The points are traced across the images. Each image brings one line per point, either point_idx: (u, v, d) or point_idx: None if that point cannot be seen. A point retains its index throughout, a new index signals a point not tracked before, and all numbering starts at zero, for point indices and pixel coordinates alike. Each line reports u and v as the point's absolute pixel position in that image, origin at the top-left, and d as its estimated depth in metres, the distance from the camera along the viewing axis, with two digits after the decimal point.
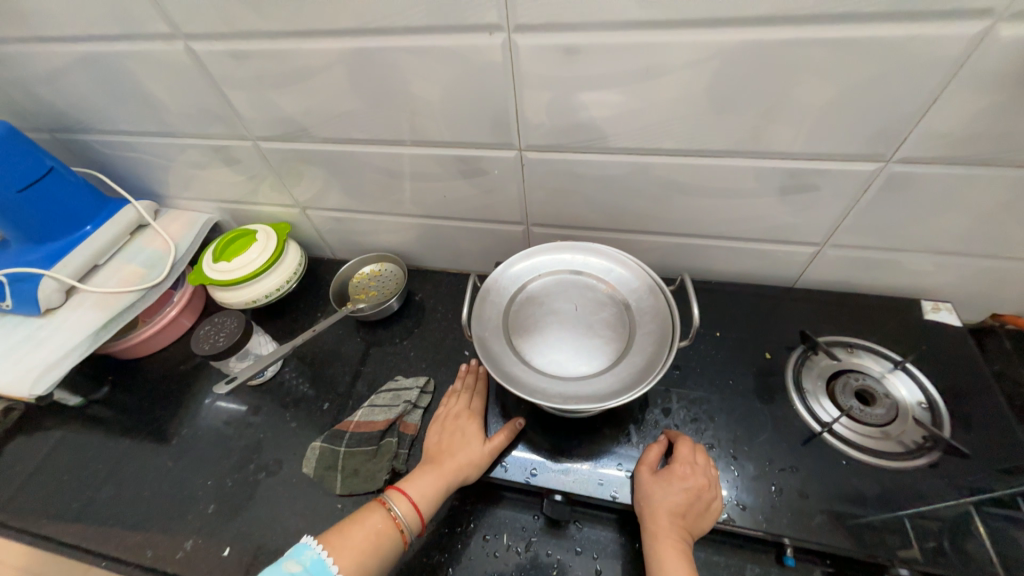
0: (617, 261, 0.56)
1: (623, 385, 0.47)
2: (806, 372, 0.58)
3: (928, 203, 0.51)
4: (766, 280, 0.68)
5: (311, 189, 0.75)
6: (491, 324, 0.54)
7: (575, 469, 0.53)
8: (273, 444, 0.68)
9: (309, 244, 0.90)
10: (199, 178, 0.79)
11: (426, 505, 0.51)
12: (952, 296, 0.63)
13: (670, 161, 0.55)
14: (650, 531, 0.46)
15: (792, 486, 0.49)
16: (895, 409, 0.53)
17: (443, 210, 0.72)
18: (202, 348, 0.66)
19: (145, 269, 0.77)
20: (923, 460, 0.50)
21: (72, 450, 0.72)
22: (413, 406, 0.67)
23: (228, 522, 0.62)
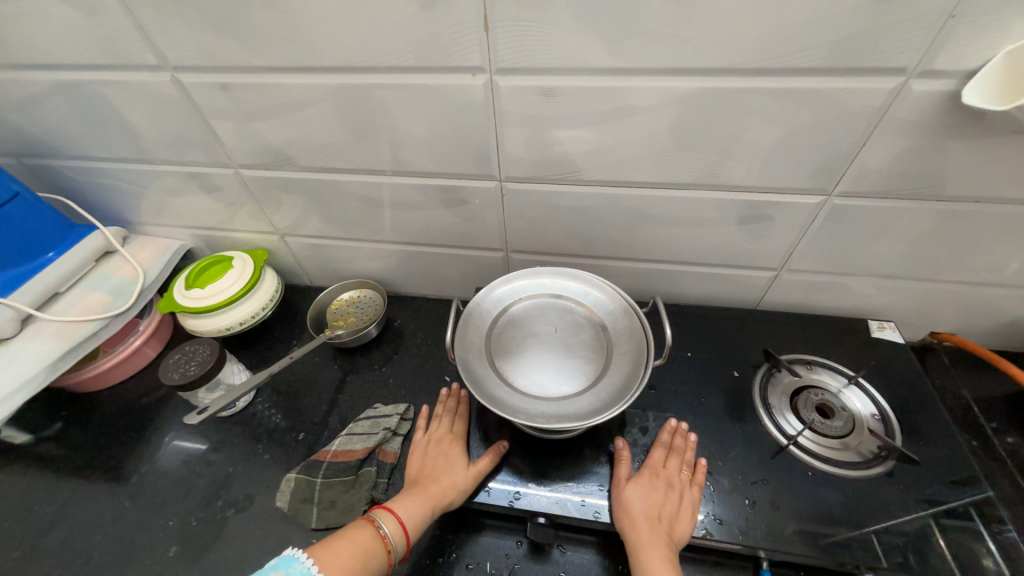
0: (593, 285, 0.59)
1: (602, 404, 0.49)
2: (771, 388, 0.61)
3: (866, 232, 0.58)
4: (731, 303, 0.72)
5: (291, 217, 0.76)
6: (473, 347, 0.55)
7: (558, 491, 0.54)
8: (243, 478, 0.66)
9: (286, 271, 0.89)
10: (175, 205, 0.78)
11: (415, 522, 0.50)
12: (894, 316, 0.69)
13: (639, 192, 0.59)
14: (633, 542, 0.47)
15: (764, 498, 0.52)
16: (852, 421, 0.57)
17: (424, 237, 0.74)
18: (171, 377, 0.63)
19: (111, 296, 0.74)
20: (880, 468, 0.53)
21: (14, 493, 0.66)
22: (393, 434, 0.66)
23: (193, 564, 0.58)
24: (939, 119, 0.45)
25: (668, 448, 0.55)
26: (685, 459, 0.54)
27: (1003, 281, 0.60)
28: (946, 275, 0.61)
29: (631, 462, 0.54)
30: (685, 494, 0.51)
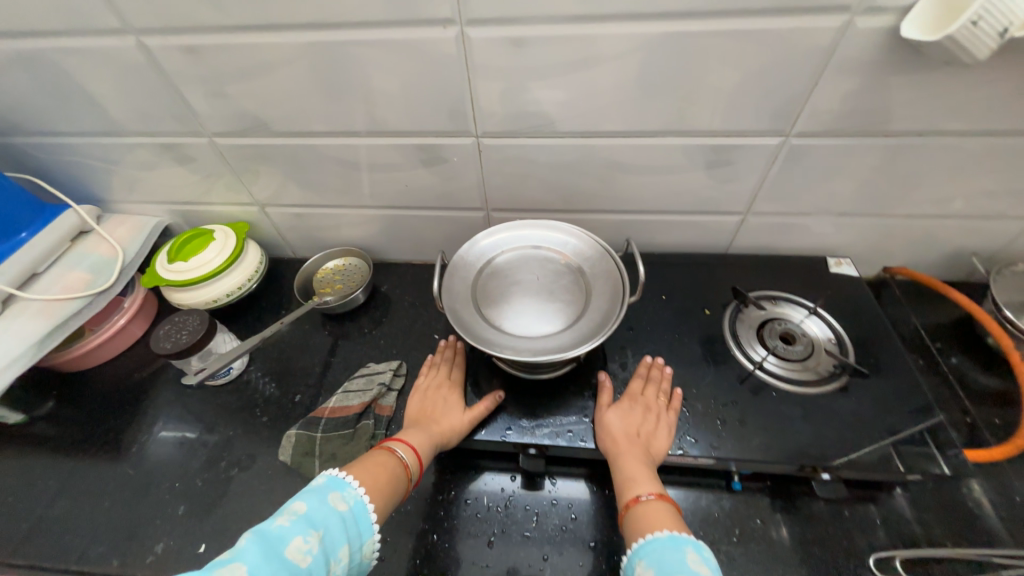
0: (571, 234, 0.62)
1: (582, 339, 0.52)
2: (739, 323, 0.66)
3: (822, 171, 0.62)
4: (702, 250, 0.76)
5: (270, 186, 0.76)
6: (459, 297, 0.58)
7: (546, 425, 0.58)
8: (244, 440, 0.68)
9: (268, 244, 0.89)
10: (149, 179, 0.77)
11: (427, 451, 0.54)
12: (850, 253, 0.74)
13: (611, 142, 0.61)
14: (614, 454, 0.52)
15: (733, 417, 0.56)
16: (811, 346, 0.62)
17: (405, 199, 0.75)
18: (164, 346, 0.64)
19: (92, 275, 0.74)
20: (836, 384, 0.58)
21: (13, 469, 0.67)
22: (387, 389, 0.69)
23: (202, 519, 0.61)
24: (882, 55, 0.48)
25: (645, 378, 0.59)
26: (661, 387, 0.58)
27: (946, 213, 0.65)
28: (895, 210, 0.66)
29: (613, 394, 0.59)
30: (662, 415, 0.55)
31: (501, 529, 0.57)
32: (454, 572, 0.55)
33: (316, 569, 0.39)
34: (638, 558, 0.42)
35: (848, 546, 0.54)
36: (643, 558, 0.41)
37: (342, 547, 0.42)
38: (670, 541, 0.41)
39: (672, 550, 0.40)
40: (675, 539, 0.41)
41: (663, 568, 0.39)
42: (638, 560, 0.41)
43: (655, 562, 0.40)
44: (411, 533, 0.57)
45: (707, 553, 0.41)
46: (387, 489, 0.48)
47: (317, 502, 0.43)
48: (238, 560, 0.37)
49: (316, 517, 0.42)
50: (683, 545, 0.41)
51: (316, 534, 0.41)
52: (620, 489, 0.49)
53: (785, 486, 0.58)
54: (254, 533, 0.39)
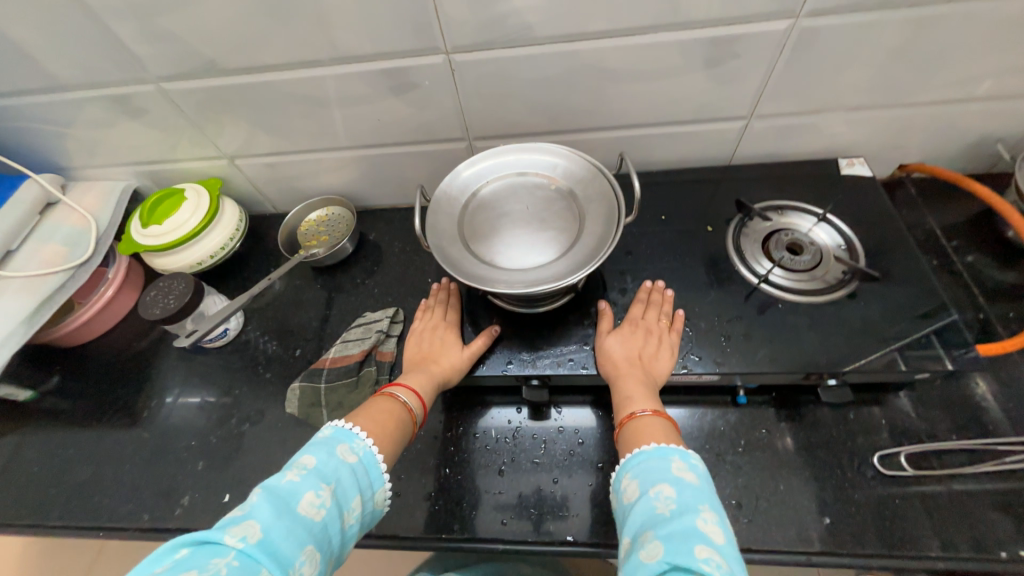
0: (560, 156, 0.57)
1: (576, 267, 0.50)
2: (743, 237, 0.63)
3: (836, 57, 0.55)
4: (703, 164, 0.71)
5: (235, 135, 0.70)
6: (446, 234, 0.54)
7: (546, 356, 0.57)
8: (251, 397, 0.69)
9: (246, 200, 0.85)
10: (104, 139, 0.72)
11: (428, 392, 0.54)
12: (864, 152, 0.69)
13: (598, 45, 0.55)
14: (614, 377, 0.51)
15: (738, 332, 0.55)
16: (819, 255, 0.59)
17: (381, 136, 0.69)
18: (152, 313, 0.63)
19: (68, 247, 0.71)
20: (844, 290, 0.55)
21: (34, 442, 0.69)
22: (386, 336, 0.68)
23: (222, 472, 0.63)
24: None
25: (646, 301, 0.58)
26: (663, 310, 0.57)
27: (972, 95, 0.59)
28: (916, 97, 0.60)
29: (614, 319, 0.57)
30: (664, 337, 0.54)
31: (510, 458, 0.59)
32: (468, 500, 0.56)
33: (331, 522, 0.39)
34: (626, 470, 0.43)
35: (853, 447, 0.55)
36: (629, 470, 0.42)
37: (355, 498, 0.41)
38: (658, 452, 0.42)
39: (658, 460, 0.41)
40: (662, 450, 0.42)
41: (647, 478, 0.40)
42: (625, 473, 0.42)
43: (640, 473, 0.41)
44: (424, 469, 0.59)
45: (694, 461, 0.41)
46: (393, 435, 0.48)
47: (326, 455, 0.42)
48: (249, 518, 0.36)
49: (327, 471, 0.41)
50: (670, 455, 0.41)
51: (327, 488, 0.40)
52: (618, 408, 0.49)
53: (791, 396, 0.58)
54: (264, 490, 0.38)
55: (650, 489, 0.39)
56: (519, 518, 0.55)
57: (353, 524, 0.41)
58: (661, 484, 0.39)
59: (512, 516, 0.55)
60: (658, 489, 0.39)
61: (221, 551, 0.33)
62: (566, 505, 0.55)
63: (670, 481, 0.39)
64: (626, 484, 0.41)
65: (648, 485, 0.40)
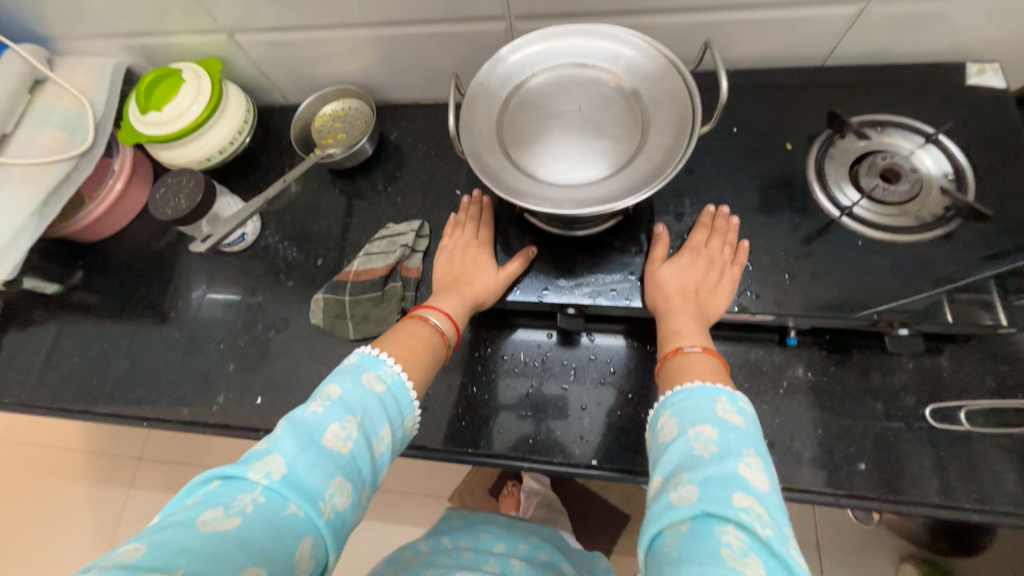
0: (624, 42, 0.47)
1: (632, 188, 0.43)
2: (828, 159, 0.53)
3: None
4: (791, 63, 0.59)
5: (231, 1, 0.59)
6: (483, 138, 0.47)
7: (587, 283, 0.52)
8: (274, 304, 0.67)
9: (251, 87, 0.75)
10: (82, 1, 0.61)
11: (461, 316, 0.51)
12: (1001, 55, 0.55)
13: None
14: (663, 310, 0.47)
15: (806, 270, 0.49)
16: (920, 185, 0.50)
17: (403, 9, 0.57)
18: (165, 213, 0.58)
19: (65, 133, 0.65)
20: (941, 230, 0.48)
21: (68, 334, 0.70)
22: (412, 251, 0.63)
23: (253, 375, 0.64)
24: None
25: (709, 229, 0.51)
26: (727, 239, 0.50)
27: None
28: None
29: (669, 247, 0.51)
30: (725, 271, 0.48)
31: (538, 382, 0.57)
32: (494, 419, 0.57)
33: (359, 453, 0.37)
34: (665, 408, 0.38)
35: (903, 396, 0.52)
36: (668, 408, 0.37)
37: (384, 427, 0.40)
38: (702, 391, 0.37)
39: (702, 400, 0.36)
40: (707, 390, 0.37)
41: (688, 417, 0.36)
42: (663, 411, 0.38)
43: (680, 412, 0.36)
44: (450, 386, 0.59)
45: (743, 403, 0.36)
46: (424, 362, 0.46)
47: (351, 385, 0.40)
48: (273, 452, 0.35)
49: (352, 401, 0.39)
50: (716, 395, 0.36)
51: (353, 419, 0.38)
52: (663, 343, 0.45)
53: (844, 340, 0.54)
54: (288, 423, 0.37)
55: (690, 430, 0.35)
56: (544, 439, 0.55)
57: (385, 452, 0.40)
58: (703, 425, 0.34)
59: (538, 437, 0.55)
60: (699, 430, 0.34)
61: (247, 487, 0.33)
62: (592, 431, 0.55)
63: (714, 423, 0.34)
64: (663, 422, 0.37)
65: (689, 425, 0.35)
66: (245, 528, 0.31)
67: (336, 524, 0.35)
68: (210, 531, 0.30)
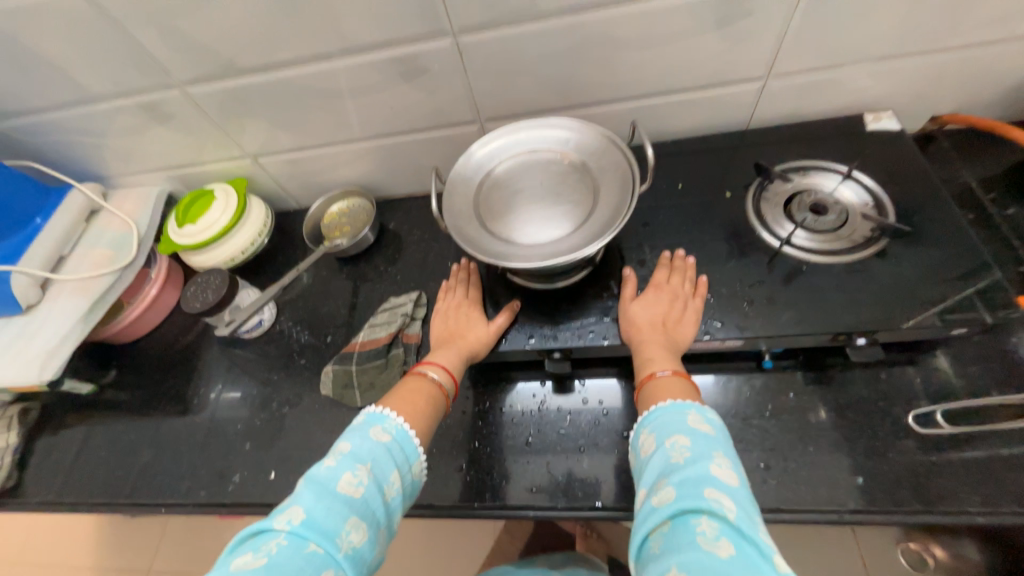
0: (570, 129, 0.58)
1: (590, 240, 0.50)
2: (763, 201, 0.61)
3: (855, 5, 0.53)
4: (720, 130, 0.70)
5: (258, 134, 0.73)
6: (463, 214, 0.56)
7: (567, 328, 0.58)
8: (288, 382, 0.72)
9: (270, 197, 0.88)
10: (137, 146, 0.76)
11: (458, 367, 0.56)
12: (891, 104, 0.66)
13: (605, 12, 0.54)
14: (635, 341, 0.52)
15: (761, 296, 0.54)
16: (845, 214, 0.57)
17: (395, 124, 0.71)
18: (195, 306, 0.67)
19: (113, 250, 0.75)
20: (873, 249, 0.54)
21: (96, 431, 0.75)
22: (411, 319, 0.70)
23: (267, 452, 0.67)
24: None
25: (669, 268, 0.57)
26: (687, 275, 0.56)
27: (1013, 33, 0.56)
28: (946, 41, 0.57)
29: (637, 287, 0.58)
30: (688, 302, 0.54)
31: (536, 429, 0.60)
32: (497, 470, 0.59)
33: (372, 496, 0.41)
34: (644, 426, 0.43)
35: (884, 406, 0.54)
36: (647, 426, 0.43)
37: (393, 473, 0.44)
38: (674, 407, 0.42)
39: (674, 415, 0.41)
40: (679, 406, 0.42)
41: (663, 431, 0.41)
42: (643, 429, 0.43)
43: (657, 427, 0.41)
44: (453, 442, 0.61)
45: (710, 416, 0.41)
46: (426, 411, 0.50)
47: (360, 439, 0.44)
48: (294, 504, 0.39)
49: (362, 452, 0.43)
50: (686, 410, 0.42)
51: (364, 467, 0.42)
52: (638, 370, 0.50)
53: (819, 359, 0.57)
54: (307, 479, 0.41)
55: (666, 441, 0.40)
56: (548, 487, 0.56)
57: (396, 496, 0.43)
58: (677, 435, 0.39)
59: (540, 484, 0.57)
60: (673, 440, 0.39)
61: (273, 535, 0.37)
62: (593, 472, 0.56)
63: (686, 432, 0.39)
64: (643, 439, 0.42)
65: (665, 438, 0.40)
66: (271, 567, 0.34)
67: (354, 560, 0.38)
68: (241, 572, 0.34)
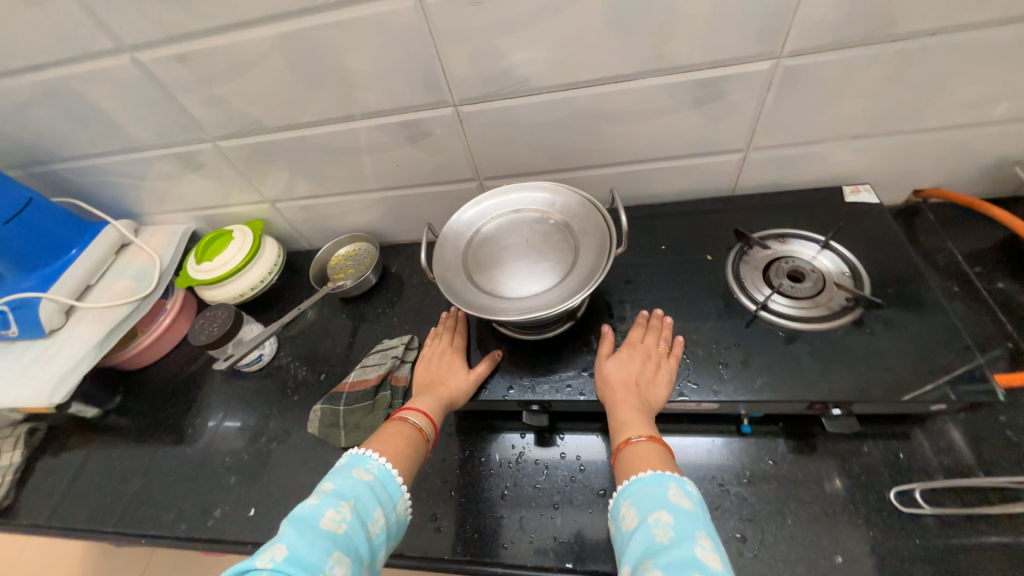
0: (556, 192, 0.62)
1: (568, 295, 0.53)
2: (744, 265, 0.64)
3: (824, 91, 0.57)
4: (705, 195, 0.74)
5: (277, 183, 0.80)
6: (451, 266, 0.59)
7: (545, 381, 0.59)
8: (280, 417, 0.75)
9: (285, 238, 0.95)
10: (169, 189, 0.83)
11: (438, 413, 0.57)
12: (870, 178, 0.69)
13: (591, 91, 0.59)
14: (611, 402, 0.53)
15: (736, 359, 0.55)
16: (821, 281, 0.60)
17: (401, 179, 0.77)
18: (200, 339, 0.71)
19: (136, 282, 0.81)
20: (849, 317, 0.56)
21: (95, 454, 0.77)
22: (401, 361, 0.72)
23: (250, 487, 0.68)
24: None
25: (645, 327, 0.59)
26: (662, 335, 0.58)
27: (986, 119, 0.59)
28: (916, 124, 0.60)
29: (614, 344, 0.59)
30: (661, 362, 0.55)
31: (512, 482, 0.60)
32: (469, 522, 0.58)
33: (355, 532, 0.42)
34: (624, 497, 0.43)
35: (866, 480, 0.53)
36: (627, 497, 0.42)
37: (376, 510, 0.45)
38: (653, 479, 0.42)
39: (654, 487, 0.41)
40: (657, 477, 0.42)
41: (645, 505, 0.40)
42: (622, 501, 0.43)
43: (638, 499, 0.41)
44: (430, 490, 0.62)
45: (690, 487, 0.42)
46: (407, 453, 0.52)
47: (343, 478, 0.46)
48: (278, 542, 0.39)
49: (345, 490, 0.45)
50: (665, 481, 0.42)
51: (347, 505, 0.43)
52: (615, 434, 0.50)
53: (800, 426, 0.57)
54: (290, 519, 0.42)
55: (648, 517, 0.39)
56: (519, 543, 0.56)
57: (378, 533, 0.45)
58: (659, 511, 0.39)
59: (511, 539, 0.56)
60: (656, 516, 0.39)
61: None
62: (565, 531, 0.56)
63: (667, 507, 0.39)
64: (624, 511, 0.42)
65: (646, 512, 0.40)
66: None
67: None
68: None
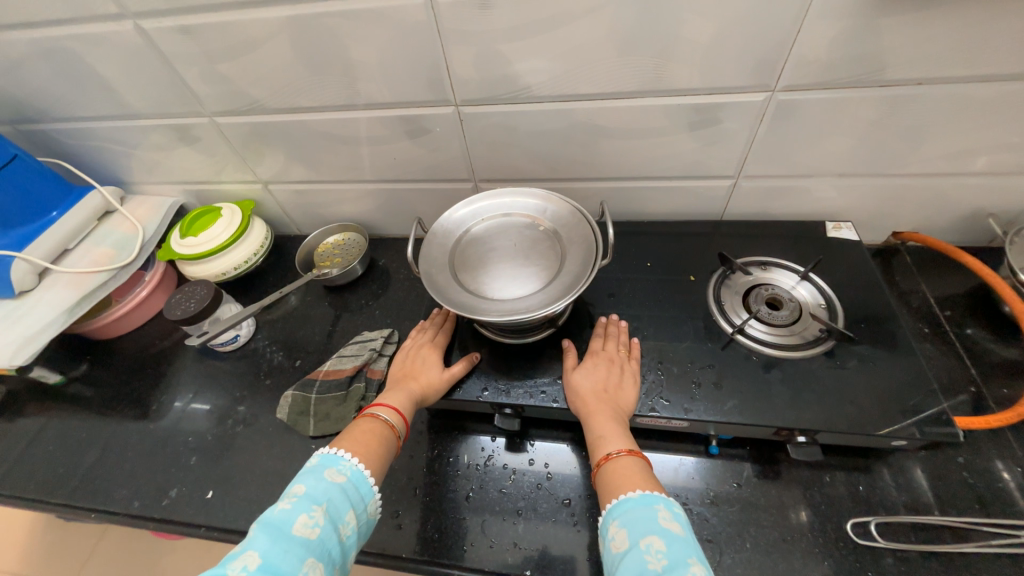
0: (547, 200, 0.64)
1: (551, 299, 0.53)
2: (725, 289, 0.66)
3: (814, 127, 0.59)
4: (694, 216, 0.75)
5: (273, 165, 0.80)
6: (438, 264, 0.60)
7: (520, 386, 0.59)
8: (250, 400, 0.73)
9: (275, 220, 0.94)
10: (161, 160, 0.82)
11: (409, 408, 0.56)
12: (851, 216, 0.71)
13: (591, 105, 0.61)
14: (586, 415, 0.53)
15: (709, 379, 0.56)
16: (797, 311, 0.62)
17: (397, 172, 0.77)
18: (174, 313, 0.69)
19: (115, 250, 0.80)
20: (820, 348, 0.57)
21: (52, 424, 0.75)
22: (379, 354, 0.71)
23: (212, 468, 0.66)
24: None
25: (605, 334, 0.61)
26: (620, 340, 0.60)
27: (966, 169, 0.61)
28: (900, 168, 0.62)
29: (578, 355, 0.61)
30: (625, 366, 0.57)
31: (478, 486, 0.60)
32: (430, 522, 0.57)
33: (328, 537, 0.42)
34: (612, 518, 0.42)
35: (825, 510, 0.53)
36: (617, 518, 0.41)
37: (348, 513, 0.44)
38: (643, 500, 0.42)
39: (645, 509, 0.41)
40: (648, 498, 0.42)
41: (636, 528, 0.40)
42: (612, 521, 0.42)
43: (629, 522, 0.40)
44: (394, 486, 0.61)
45: (677, 510, 0.41)
46: (380, 451, 0.51)
47: (315, 481, 0.45)
48: (248, 550, 0.38)
49: (317, 493, 0.44)
50: (655, 504, 0.41)
51: (319, 509, 0.43)
52: (593, 449, 0.50)
53: (766, 451, 0.58)
54: (260, 523, 0.40)
55: (640, 541, 0.39)
56: (480, 547, 0.55)
57: (350, 535, 0.44)
58: (650, 536, 0.39)
59: (470, 543, 0.55)
60: (648, 541, 0.38)
61: None
62: (526, 539, 0.55)
63: (659, 533, 0.39)
64: (614, 533, 0.41)
65: (638, 536, 0.39)
66: None
67: None
68: None
